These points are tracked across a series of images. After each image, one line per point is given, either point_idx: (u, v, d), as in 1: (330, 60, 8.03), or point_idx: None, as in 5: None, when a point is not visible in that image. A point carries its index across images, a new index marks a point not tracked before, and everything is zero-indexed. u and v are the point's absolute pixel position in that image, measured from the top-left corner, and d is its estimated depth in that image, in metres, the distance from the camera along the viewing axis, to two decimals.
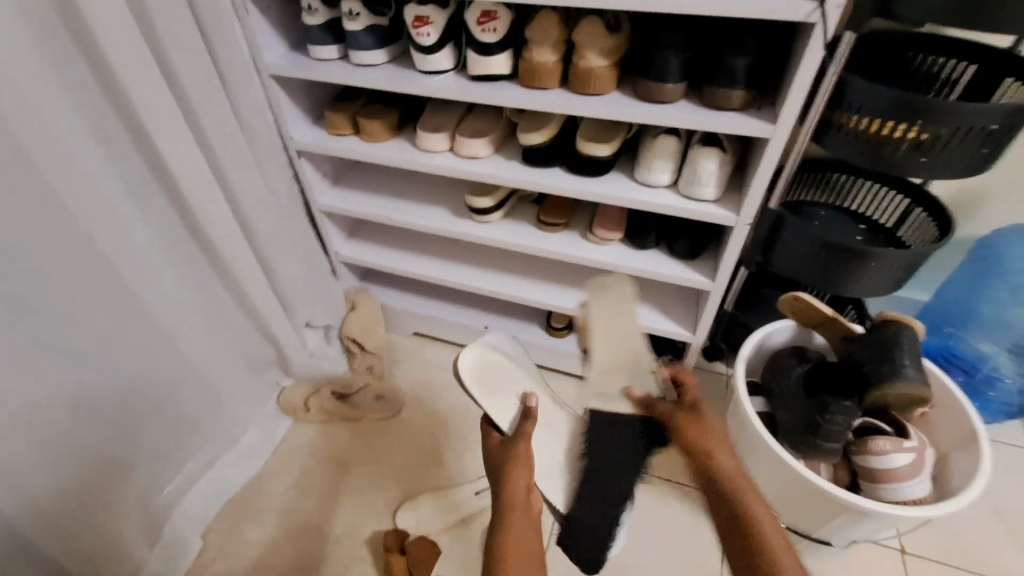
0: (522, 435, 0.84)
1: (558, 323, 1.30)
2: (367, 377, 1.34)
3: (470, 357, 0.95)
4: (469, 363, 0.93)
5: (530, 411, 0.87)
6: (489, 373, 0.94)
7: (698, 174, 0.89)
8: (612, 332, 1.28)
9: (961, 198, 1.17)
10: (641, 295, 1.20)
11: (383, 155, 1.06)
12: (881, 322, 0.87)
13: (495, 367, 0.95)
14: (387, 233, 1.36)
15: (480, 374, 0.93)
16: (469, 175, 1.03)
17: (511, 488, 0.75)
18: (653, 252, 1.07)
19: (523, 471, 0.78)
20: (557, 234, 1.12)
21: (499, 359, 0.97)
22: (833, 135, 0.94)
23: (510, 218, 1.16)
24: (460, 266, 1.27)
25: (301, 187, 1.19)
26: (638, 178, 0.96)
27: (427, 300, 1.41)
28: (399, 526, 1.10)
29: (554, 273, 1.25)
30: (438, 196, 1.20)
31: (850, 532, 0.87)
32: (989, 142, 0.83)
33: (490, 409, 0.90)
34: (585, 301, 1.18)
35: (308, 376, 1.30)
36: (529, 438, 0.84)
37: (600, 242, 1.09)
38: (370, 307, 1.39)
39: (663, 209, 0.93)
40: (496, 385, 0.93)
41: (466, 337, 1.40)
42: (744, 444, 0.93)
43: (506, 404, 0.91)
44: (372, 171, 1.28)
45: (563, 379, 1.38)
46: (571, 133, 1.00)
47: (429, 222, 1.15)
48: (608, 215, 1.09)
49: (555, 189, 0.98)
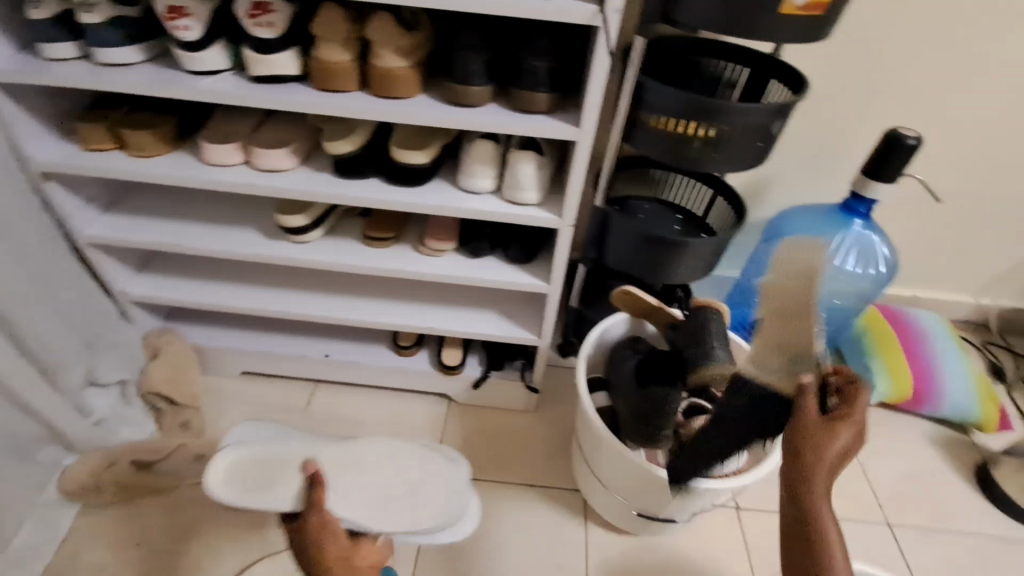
0: (316, 511, 0.73)
1: (406, 341, 1.22)
2: (182, 435, 1.13)
3: (226, 471, 0.83)
4: (224, 477, 0.82)
5: (314, 479, 0.76)
6: (247, 471, 0.82)
7: (518, 178, 0.87)
8: (463, 344, 1.24)
9: (753, 186, 1.33)
10: (486, 303, 1.16)
11: (158, 172, 0.88)
12: (694, 308, 0.93)
13: (262, 460, 0.83)
14: (189, 262, 1.15)
15: (255, 479, 0.81)
16: (271, 191, 0.89)
17: (324, 559, 0.69)
18: (489, 259, 1.04)
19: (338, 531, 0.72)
20: (386, 248, 1.03)
21: (254, 448, 0.85)
22: (641, 134, 0.99)
23: (333, 234, 1.04)
24: (284, 292, 1.12)
25: (55, 216, 0.94)
26: (461, 185, 0.92)
27: (253, 333, 1.23)
28: None
29: (394, 289, 1.16)
30: (245, 215, 1.04)
31: (689, 508, 0.92)
32: (763, 137, 0.93)
33: (282, 505, 0.79)
34: (428, 316, 1.12)
35: (98, 446, 1.06)
36: (324, 508, 0.74)
37: (434, 253, 1.03)
38: (179, 350, 1.17)
39: (489, 215, 0.89)
40: (268, 484, 0.81)
41: (305, 369, 1.25)
42: (592, 442, 0.94)
43: (289, 491, 0.80)
44: (157, 191, 1.07)
45: (418, 399, 1.30)
46: (385, 139, 0.92)
47: (234, 246, 0.98)
48: (439, 224, 1.03)
49: (373, 201, 0.89)
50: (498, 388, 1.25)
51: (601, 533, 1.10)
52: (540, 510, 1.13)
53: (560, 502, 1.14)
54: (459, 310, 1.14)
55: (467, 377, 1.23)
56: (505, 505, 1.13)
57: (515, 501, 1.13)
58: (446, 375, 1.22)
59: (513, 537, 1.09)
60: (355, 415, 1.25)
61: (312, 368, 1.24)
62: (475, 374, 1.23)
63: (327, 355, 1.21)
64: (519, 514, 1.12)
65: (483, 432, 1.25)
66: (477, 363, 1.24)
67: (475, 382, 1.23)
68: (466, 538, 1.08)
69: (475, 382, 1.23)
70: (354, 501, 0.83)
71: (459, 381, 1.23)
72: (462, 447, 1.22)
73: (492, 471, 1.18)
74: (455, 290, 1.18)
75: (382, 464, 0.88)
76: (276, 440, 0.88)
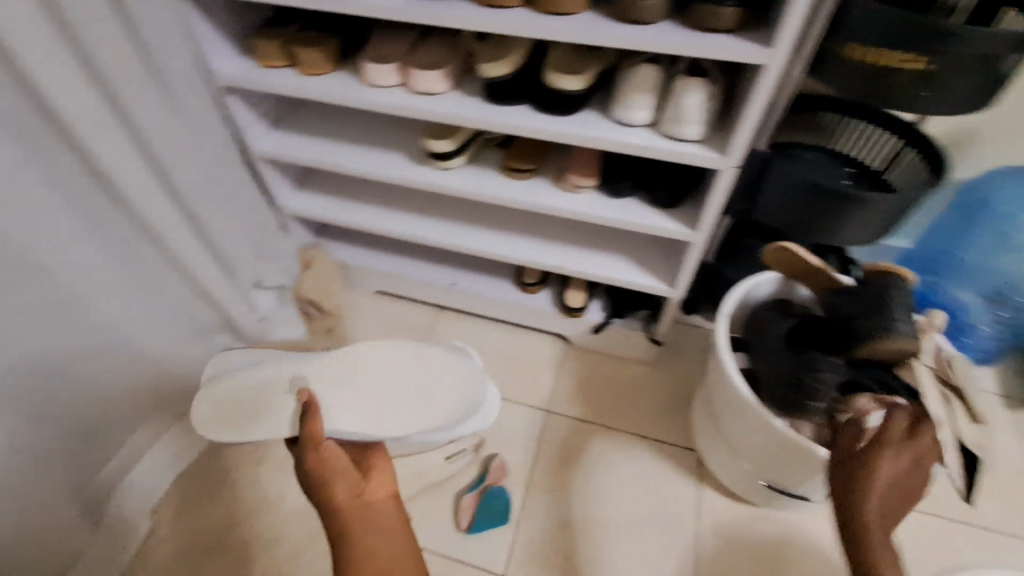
0: (312, 445, 0.74)
1: (531, 278, 1.22)
2: (326, 341, 1.25)
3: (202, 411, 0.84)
4: (211, 411, 0.84)
5: (307, 410, 0.76)
6: (223, 406, 0.84)
7: (681, 110, 0.79)
8: (587, 287, 1.20)
9: (956, 139, 1.10)
10: (617, 247, 1.11)
11: (324, 90, 0.92)
12: (872, 274, 0.82)
13: (231, 398, 0.85)
14: (339, 183, 1.23)
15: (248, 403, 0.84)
16: (424, 115, 0.90)
17: (332, 500, 0.73)
18: (630, 200, 0.98)
19: (335, 461, 0.75)
20: (525, 181, 1.01)
21: (242, 376, 0.86)
22: (830, 67, 0.83)
23: (473, 163, 1.04)
24: (421, 218, 1.15)
25: (235, 130, 1.04)
26: (615, 116, 0.85)
27: (388, 255, 1.30)
28: None
29: (524, 223, 1.15)
30: (393, 139, 1.07)
31: (829, 489, 0.84)
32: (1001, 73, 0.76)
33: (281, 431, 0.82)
34: (557, 254, 1.10)
35: (261, 340, 1.20)
36: (318, 442, 0.75)
37: (573, 189, 0.99)
38: (326, 264, 1.28)
39: (642, 151, 0.83)
40: (252, 414, 0.83)
41: (433, 294, 1.31)
42: (726, 403, 0.88)
43: (286, 416, 0.83)
44: (315, 112, 1.13)
45: (535, 336, 1.31)
46: (539, 63, 0.88)
47: (383, 169, 1.02)
48: (582, 159, 0.98)
49: (522, 129, 0.87)
50: (618, 336, 1.22)
51: (714, 496, 1.07)
52: (650, 463, 1.11)
53: (674, 458, 1.11)
54: (589, 252, 1.10)
55: (587, 321, 1.21)
56: (615, 451, 1.13)
57: (626, 449, 1.13)
58: (567, 316, 1.21)
59: (621, 483, 1.09)
60: (474, 343, 1.30)
61: (438, 295, 1.30)
62: (597, 318, 1.20)
63: (454, 284, 1.25)
64: (629, 463, 1.11)
65: (597, 377, 1.24)
66: (599, 308, 1.21)
67: (596, 326, 1.21)
68: (574, 476, 1.10)
69: (596, 327, 1.21)
70: (352, 420, 0.83)
71: (579, 324, 1.22)
72: (575, 389, 1.22)
73: (603, 417, 1.18)
74: (586, 230, 1.13)
75: (379, 373, 0.88)
76: (258, 364, 0.90)
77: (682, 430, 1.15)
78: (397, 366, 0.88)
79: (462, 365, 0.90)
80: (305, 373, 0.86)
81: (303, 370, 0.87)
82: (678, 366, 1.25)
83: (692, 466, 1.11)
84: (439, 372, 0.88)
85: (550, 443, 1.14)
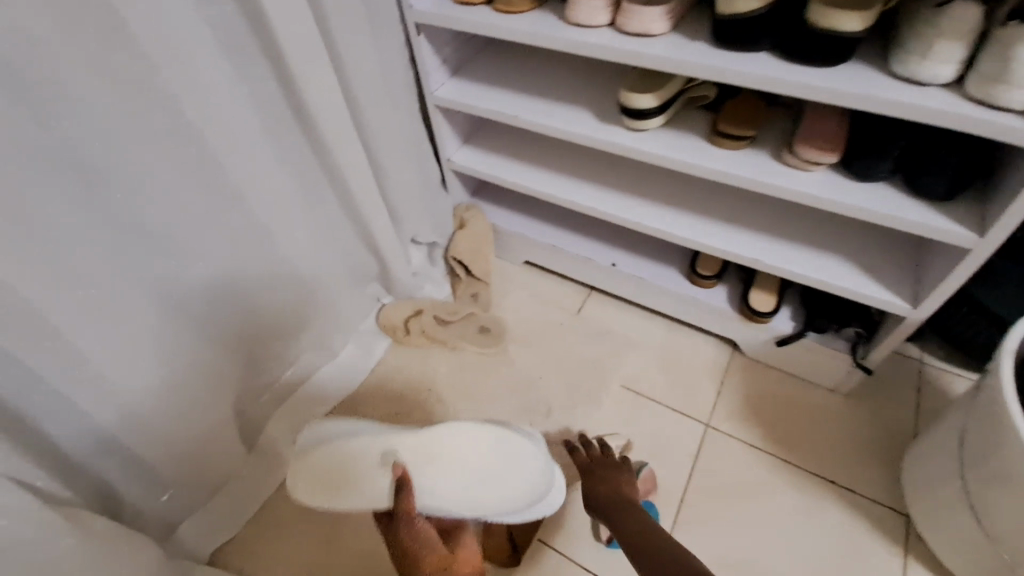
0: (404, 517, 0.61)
1: (707, 270, 1.04)
2: (470, 305, 1.20)
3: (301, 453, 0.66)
4: (307, 479, 0.64)
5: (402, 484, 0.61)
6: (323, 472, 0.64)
7: (1014, 65, 0.57)
8: (778, 289, 1.00)
9: None
10: (835, 246, 0.89)
11: (522, 28, 0.82)
12: None
13: (335, 460, 0.64)
14: (506, 141, 1.14)
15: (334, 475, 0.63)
16: (635, 61, 0.76)
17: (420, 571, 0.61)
18: (880, 186, 0.76)
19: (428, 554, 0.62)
20: (737, 150, 0.83)
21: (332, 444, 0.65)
22: None
23: (673, 127, 0.88)
24: (594, 187, 1.03)
25: (417, 74, 0.98)
26: (897, 71, 0.65)
27: (544, 224, 1.20)
28: None
29: (715, 204, 0.97)
30: (580, 93, 0.95)
31: None
32: None
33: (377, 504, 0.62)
34: (756, 246, 0.91)
35: (409, 295, 1.18)
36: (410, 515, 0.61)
37: (802, 166, 0.79)
38: (479, 226, 1.21)
39: (934, 118, 0.62)
40: (344, 485, 0.63)
41: (586, 273, 1.19)
42: (995, 469, 0.66)
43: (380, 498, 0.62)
44: (497, 60, 1.04)
45: (697, 336, 1.14)
46: (792, 5, 0.71)
47: (568, 127, 0.91)
48: (821, 131, 0.78)
49: (762, 82, 0.70)
50: (808, 353, 1.00)
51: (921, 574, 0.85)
52: (835, 513, 0.91)
53: (869, 514, 0.90)
54: (797, 248, 0.90)
55: (772, 330, 1.01)
56: (790, 489, 0.94)
57: (806, 490, 0.93)
58: (747, 321, 1.02)
59: (795, 529, 0.90)
60: (625, 333, 1.16)
61: (593, 274, 1.18)
62: (785, 329, 0.99)
63: (614, 265, 1.12)
64: (807, 508, 0.92)
65: (771, 397, 1.04)
66: (789, 317, 1.00)
67: (782, 338, 1.00)
68: (735, 508, 0.93)
69: (782, 338, 1.00)
70: (445, 491, 0.64)
71: (760, 332, 1.02)
72: (743, 406, 1.04)
73: (777, 446, 0.98)
74: (794, 222, 0.93)
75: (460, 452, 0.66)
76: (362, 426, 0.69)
77: (880, 482, 0.93)
78: (488, 447, 0.66)
79: (537, 447, 0.69)
80: (399, 445, 0.64)
81: (396, 443, 0.65)
82: (880, 402, 1.01)
83: (892, 529, 0.89)
84: (516, 455, 0.67)
85: (708, 463, 0.98)
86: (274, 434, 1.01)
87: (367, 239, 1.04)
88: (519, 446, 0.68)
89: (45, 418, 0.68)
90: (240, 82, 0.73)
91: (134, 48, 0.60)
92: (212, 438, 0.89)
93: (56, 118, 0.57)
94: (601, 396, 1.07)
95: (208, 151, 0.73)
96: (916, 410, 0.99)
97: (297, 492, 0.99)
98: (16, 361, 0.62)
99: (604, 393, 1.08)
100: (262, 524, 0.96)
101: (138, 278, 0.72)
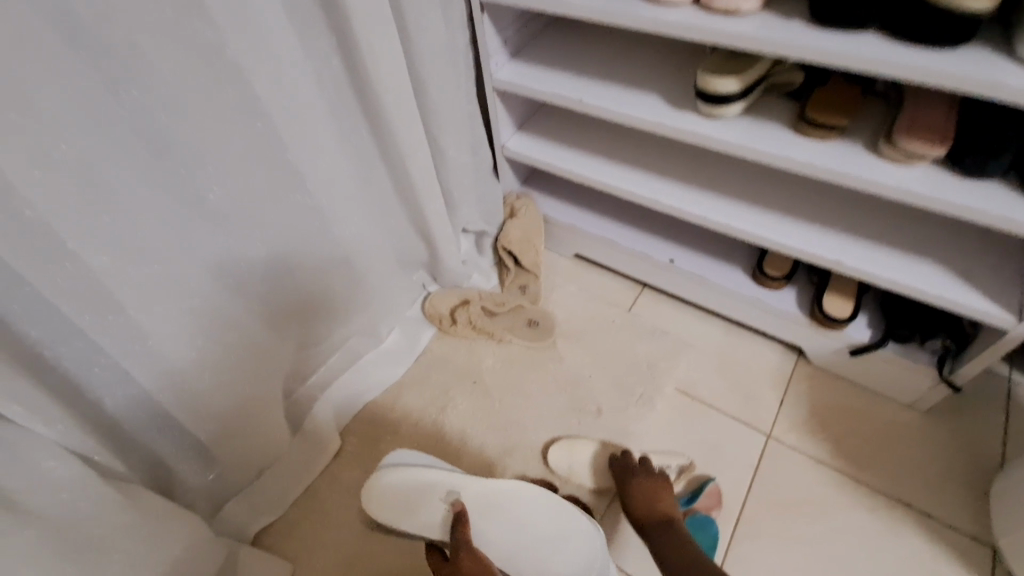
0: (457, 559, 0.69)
1: (775, 270, 0.98)
2: (518, 297, 1.16)
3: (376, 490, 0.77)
4: (384, 498, 0.77)
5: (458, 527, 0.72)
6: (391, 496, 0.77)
7: None
8: (855, 295, 0.93)
9: None
10: (926, 250, 0.82)
11: (596, 4, 0.77)
12: None
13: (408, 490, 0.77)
14: (564, 127, 1.10)
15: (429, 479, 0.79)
16: (722, 40, 0.70)
17: None
18: (993, 186, 0.69)
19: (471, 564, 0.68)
20: (826, 141, 0.76)
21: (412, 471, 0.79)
22: None
23: (752, 114, 0.82)
24: (657, 179, 0.98)
25: (478, 55, 0.95)
26: None
27: (598, 216, 1.15)
28: (544, 476, 0.95)
29: (791, 200, 0.90)
30: (650, 77, 0.89)
31: None
32: None
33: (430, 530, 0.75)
34: (837, 247, 0.84)
35: (456, 284, 1.15)
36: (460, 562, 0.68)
37: (901, 160, 0.72)
38: (531, 216, 1.17)
39: None
40: (407, 510, 0.76)
41: (641, 269, 1.14)
42: None
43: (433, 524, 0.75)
44: (560, 42, 0.99)
45: (758, 341, 1.08)
46: None
47: (637, 112, 0.85)
48: (926, 121, 0.71)
49: (869, 65, 0.63)
50: (885, 365, 0.93)
51: None
52: (912, 539, 0.84)
53: (951, 544, 0.83)
54: (883, 250, 0.83)
55: (846, 338, 0.94)
56: (860, 510, 0.88)
57: (877, 512, 0.87)
58: (818, 327, 0.95)
59: (865, 553, 0.84)
60: (680, 333, 1.11)
61: (648, 270, 1.12)
62: (862, 337, 0.92)
63: (673, 261, 1.06)
64: (878, 532, 0.85)
65: (839, 410, 0.98)
66: (866, 325, 0.93)
67: (857, 347, 0.93)
68: (799, 526, 0.87)
69: (856, 348, 0.93)
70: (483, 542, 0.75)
71: (830, 339, 0.96)
72: (808, 418, 0.97)
73: (845, 462, 0.92)
74: (879, 222, 0.85)
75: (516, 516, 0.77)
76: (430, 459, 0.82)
77: (963, 509, 0.85)
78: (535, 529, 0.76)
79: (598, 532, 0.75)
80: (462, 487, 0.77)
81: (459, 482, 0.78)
82: (963, 421, 0.93)
83: (977, 562, 0.81)
84: (571, 535, 0.75)
85: (768, 476, 0.92)
86: (320, 419, 1.00)
87: (418, 225, 1.01)
88: (583, 526, 0.75)
89: (105, 389, 0.68)
90: (305, 56, 0.71)
91: (206, 17, 0.58)
92: (262, 420, 0.88)
93: (127, 85, 0.56)
94: (653, 398, 1.03)
95: (271, 126, 0.71)
96: (1005, 433, 0.91)
97: (340, 479, 0.98)
98: (82, 332, 0.62)
99: (657, 395, 1.03)
100: (306, 508, 0.95)
101: (198, 254, 0.71)
